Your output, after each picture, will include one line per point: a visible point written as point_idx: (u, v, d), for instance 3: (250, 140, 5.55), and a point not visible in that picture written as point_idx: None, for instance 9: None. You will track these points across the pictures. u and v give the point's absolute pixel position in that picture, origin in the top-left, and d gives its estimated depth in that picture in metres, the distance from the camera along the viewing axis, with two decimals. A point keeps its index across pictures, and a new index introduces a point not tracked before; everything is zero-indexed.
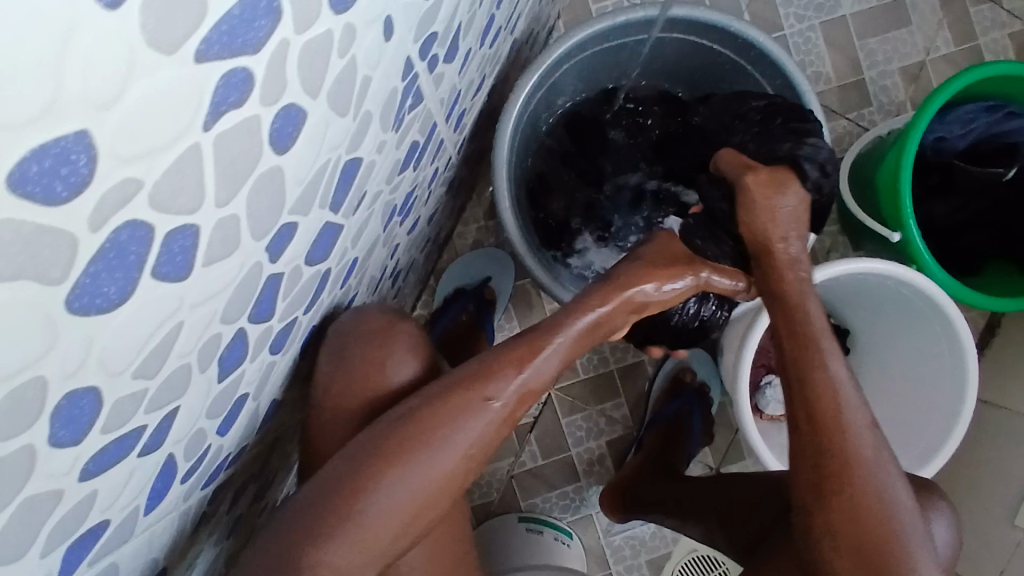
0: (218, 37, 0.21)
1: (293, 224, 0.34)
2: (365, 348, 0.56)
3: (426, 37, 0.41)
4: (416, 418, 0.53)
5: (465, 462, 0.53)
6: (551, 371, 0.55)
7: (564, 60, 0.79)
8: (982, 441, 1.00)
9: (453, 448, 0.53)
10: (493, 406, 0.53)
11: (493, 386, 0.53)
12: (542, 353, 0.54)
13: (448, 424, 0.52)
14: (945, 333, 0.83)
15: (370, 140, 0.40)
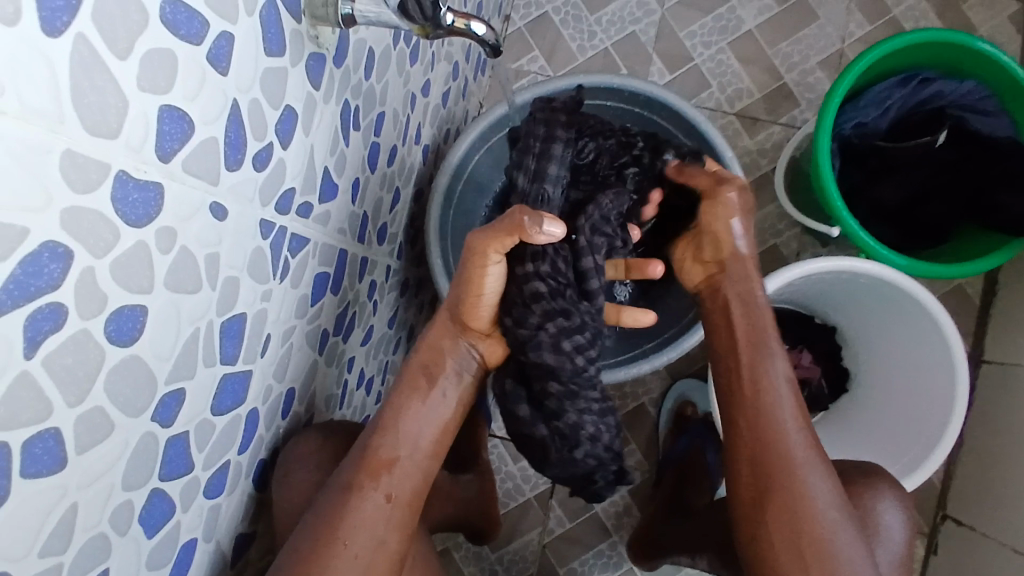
0: (8, 293, 0.27)
1: (179, 390, 0.40)
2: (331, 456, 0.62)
3: (279, 195, 0.47)
4: (331, 513, 0.53)
5: (387, 550, 0.54)
6: (426, 439, 0.58)
7: (473, 151, 0.86)
8: (1003, 402, 0.97)
9: (366, 534, 0.53)
10: (388, 497, 0.55)
11: (386, 481, 0.55)
12: (418, 425, 0.58)
13: (354, 514, 0.53)
14: (918, 308, 0.83)
15: (247, 295, 0.46)
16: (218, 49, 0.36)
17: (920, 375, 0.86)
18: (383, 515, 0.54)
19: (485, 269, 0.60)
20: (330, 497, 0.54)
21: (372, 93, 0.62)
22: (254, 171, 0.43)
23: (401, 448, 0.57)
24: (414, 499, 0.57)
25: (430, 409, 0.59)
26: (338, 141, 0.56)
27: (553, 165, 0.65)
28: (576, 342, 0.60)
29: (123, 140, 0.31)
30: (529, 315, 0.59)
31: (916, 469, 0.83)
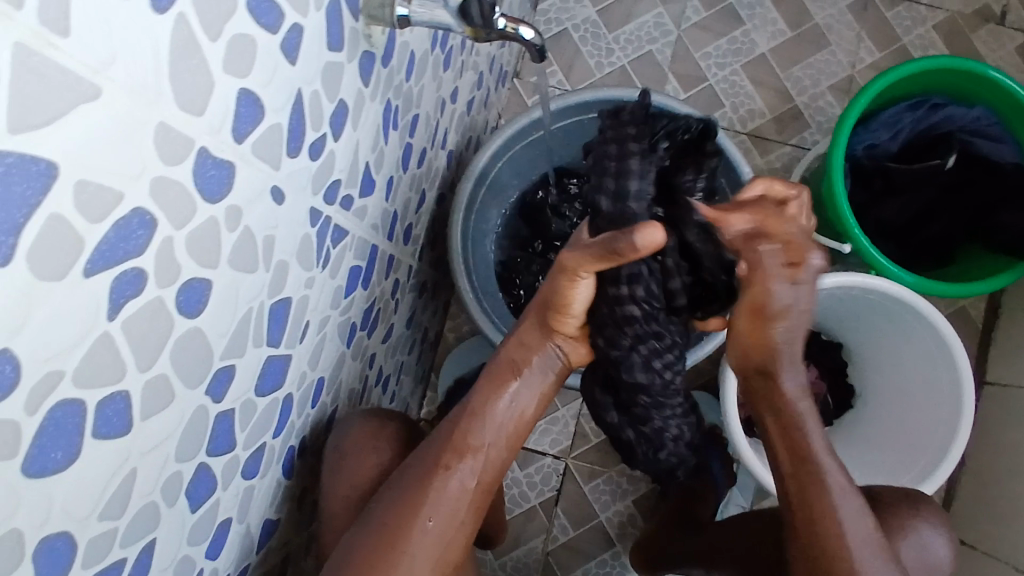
0: (101, 255, 0.28)
1: (230, 366, 0.41)
2: (360, 451, 0.64)
3: (327, 186, 0.49)
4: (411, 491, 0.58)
5: (457, 528, 0.58)
6: (499, 439, 0.60)
7: (498, 157, 0.87)
8: (1005, 422, 0.99)
9: (444, 518, 0.57)
10: (457, 483, 0.58)
11: (457, 468, 0.58)
12: (481, 427, 0.59)
13: (428, 499, 0.57)
14: (926, 328, 0.86)
15: (294, 281, 0.47)
16: (289, 40, 0.38)
17: (925, 394, 0.89)
18: (460, 499, 0.58)
19: (574, 284, 0.57)
20: (417, 473, 0.58)
21: (410, 94, 0.63)
22: (310, 160, 0.45)
23: (486, 436, 0.60)
24: (489, 482, 0.60)
25: (515, 401, 0.61)
26: (379, 139, 0.58)
27: (634, 179, 0.54)
28: (667, 361, 0.59)
29: (205, 119, 0.33)
30: (621, 338, 0.57)
31: (927, 478, 0.84)
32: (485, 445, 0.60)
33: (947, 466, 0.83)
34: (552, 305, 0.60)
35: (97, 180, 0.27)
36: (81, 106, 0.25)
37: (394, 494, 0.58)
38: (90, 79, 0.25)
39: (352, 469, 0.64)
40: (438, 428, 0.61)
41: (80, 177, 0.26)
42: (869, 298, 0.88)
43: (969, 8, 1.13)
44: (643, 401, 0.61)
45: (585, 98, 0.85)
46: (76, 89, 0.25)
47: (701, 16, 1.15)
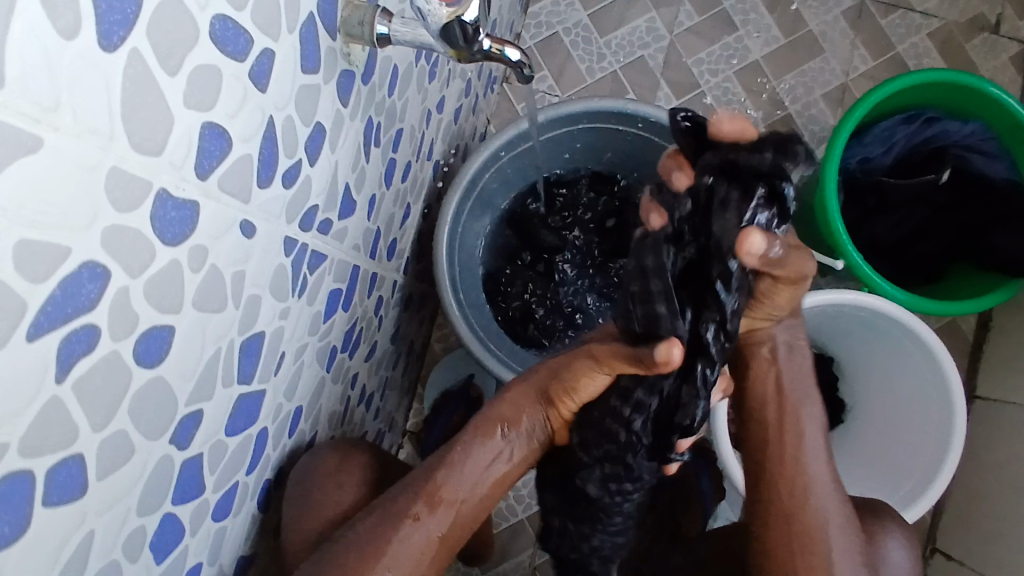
0: (46, 315, 0.25)
1: (197, 411, 0.39)
2: (327, 487, 0.60)
3: (304, 212, 0.47)
4: (376, 526, 0.56)
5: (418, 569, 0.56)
6: (468, 495, 0.58)
7: (487, 169, 0.84)
8: (994, 437, 0.98)
9: (404, 558, 0.55)
10: (421, 524, 0.56)
11: (423, 510, 0.57)
12: (458, 473, 0.58)
13: (391, 535, 0.55)
14: (918, 349, 0.85)
15: (267, 313, 0.45)
16: (260, 65, 0.36)
17: (916, 422, 0.87)
18: (428, 543, 0.56)
19: (592, 375, 0.59)
20: (386, 516, 0.56)
21: (393, 109, 0.61)
22: (284, 188, 0.43)
23: (457, 487, 0.58)
24: (453, 531, 0.58)
25: (498, 458, 0.60)
26: (360, 158, 0.55)
27: (664, 322, 0.49)
28: (620, 487, 0.62)
29: (166, 157, 0.30)
30: (594, 448, 0.61)
31: (917, 500, 0.83)
32: (457, 490, 0.58)
33: (935, 493, 0.82)
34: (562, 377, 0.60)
35: (40, 236, 0.24)
36: (20, 158, 0.23)
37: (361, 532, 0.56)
38: (29, 128, 0.23)
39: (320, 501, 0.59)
40: (420, 468, 0.59)
41: (21, 236, 0.23)
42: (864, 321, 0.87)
43: (963, 18, 1.11)
44: (585, 506, 0.65)
45: (577, 109, 0.82)
46: (13, 141, 0.22)
47: (694, 21, 1.12)
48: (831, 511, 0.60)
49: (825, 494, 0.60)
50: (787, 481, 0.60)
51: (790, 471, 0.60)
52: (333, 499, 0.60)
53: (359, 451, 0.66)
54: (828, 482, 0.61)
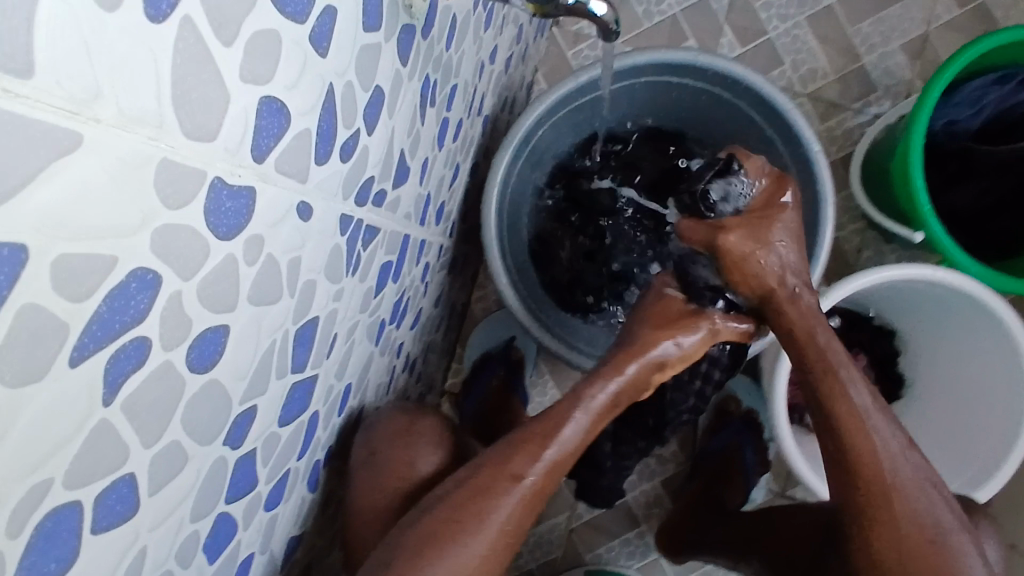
0: (91, 336, 0.22)
1: (251, 408, 0.36)
2: (392, 450, 0.61)
3: (360, 185, 0.43)
4: (462, 492, 0.55)
5: (506, 535, 0.55)
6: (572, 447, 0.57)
7: (541, 123, 0.79)
8: None
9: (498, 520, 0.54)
10: (522, 484, 0.55)
11: (516, 467, 0.56)
12: (556, 432, 0.57)
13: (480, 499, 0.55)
14: (979, 317, 0.80)
15: (322, 299, 0.41)
16: (321, 26, 0.31)
17: (982, 405, 0.83)
18: (529, 498, 0.56)
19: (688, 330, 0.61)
20: (475, 482, 0.56)
21: (450, 64, 0.56)
22: (341, 163, 0.38)
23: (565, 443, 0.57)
24: (546, 484, 0.57)
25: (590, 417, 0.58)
26: (415, 121, 0.51)
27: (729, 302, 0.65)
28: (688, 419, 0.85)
29: (220, 142, 0.26)
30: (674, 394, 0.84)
31: (986, 483, 0.79)
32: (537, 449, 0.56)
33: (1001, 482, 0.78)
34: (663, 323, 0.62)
35: (81, 249, 0.21)
36: (57, 161, 0.19)
37: (447, 504, 0.55)
38: (66, 124, 0.19)
39: (384, 469, 0.60)
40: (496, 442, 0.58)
41: (59, 252, 0.20)
42: (926, 296, 0.84)
43: None
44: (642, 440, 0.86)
45: (642, 59, 0.76)
46: (45, 143, 0.19)
47: None
48: (889, 457, 0.55)
49: (894, 456, 0.55)
50: (833, 438, 0.57)
51: (833, 429, 0.57)
52: (403, 469, 0.62)
53: (422, 416, 0.66)
54: (911, 471, 0.55)
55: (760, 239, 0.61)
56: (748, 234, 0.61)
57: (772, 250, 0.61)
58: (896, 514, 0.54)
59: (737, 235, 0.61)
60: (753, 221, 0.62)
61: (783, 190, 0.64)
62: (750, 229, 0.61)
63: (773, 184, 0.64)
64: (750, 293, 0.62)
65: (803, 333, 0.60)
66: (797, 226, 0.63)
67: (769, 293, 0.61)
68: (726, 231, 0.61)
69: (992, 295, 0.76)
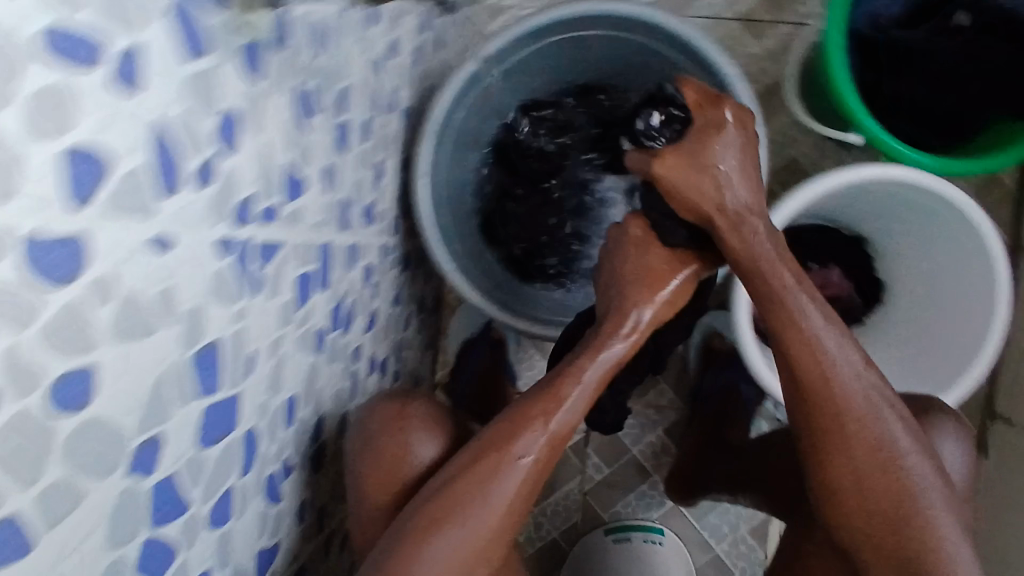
0: None
1: (159, 434, 0.39)
2: (386, 436, 0.67)
3: (235, 207, 0.44)
4: (456, 476, 0.62)
5: (506, 510, 0.62)
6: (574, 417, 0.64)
7: (461, 105, 0.78)
8: None
9: (499, 497, 0.61)
10: (519, 463, 0.62)
11: (517, 446, 0.62)
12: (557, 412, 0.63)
13: (481, 481, 0.61)
14: (943, 210, 0.79)
15: (219, 323, 0.44)
16: (127, 68, 0.33)
17: (955, 305, 0.83)
18: (526, 473, 0.62)
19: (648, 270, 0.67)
20: (469, 466, 0.62)
21: (332, 69, 0.56)
22: (199, 189, 0.40)
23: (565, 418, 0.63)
24: (543, 460, 0.63)
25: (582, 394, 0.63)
26: (298, 132, 0.51)
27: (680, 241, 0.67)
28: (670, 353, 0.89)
29: (22, 202, 0.28)
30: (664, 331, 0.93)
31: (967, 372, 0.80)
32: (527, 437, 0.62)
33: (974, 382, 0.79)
34: (649, 278, 0.67)
35: None
36: None
37: (444, 487, 0.62)
38: None
39: (380, 455, 0.67)
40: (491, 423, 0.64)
41: None
42: (885, 197, 0.82)
43: None
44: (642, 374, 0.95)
45: (539, 22, 0.76)
46: None
47: None
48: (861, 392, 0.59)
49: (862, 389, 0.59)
50: (809, 379, 0.60)
51: (812, 369, 0.60)
52: (401, 453, 0.67)
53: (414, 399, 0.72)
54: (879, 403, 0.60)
55: (695, 163, 0.60)
56: (684, 160, 0.61)
57: (710, 174, 0.60)
58: (867, 443, 0.59)
59: (674, 159, 0.61)
60: (690, 149, 0.61)
61: (722, 108, 0.62)
62: (687, 154, 0.61)
63: (712, 107, 0.62)
64: (693, 218, 0.63)
65: (743, 254, 0.61)
66: (743, 139, 0.62)
67: (708, 218, 0.61)
68: (662, 156, 0.61)
69: (939, 180, 0.75)
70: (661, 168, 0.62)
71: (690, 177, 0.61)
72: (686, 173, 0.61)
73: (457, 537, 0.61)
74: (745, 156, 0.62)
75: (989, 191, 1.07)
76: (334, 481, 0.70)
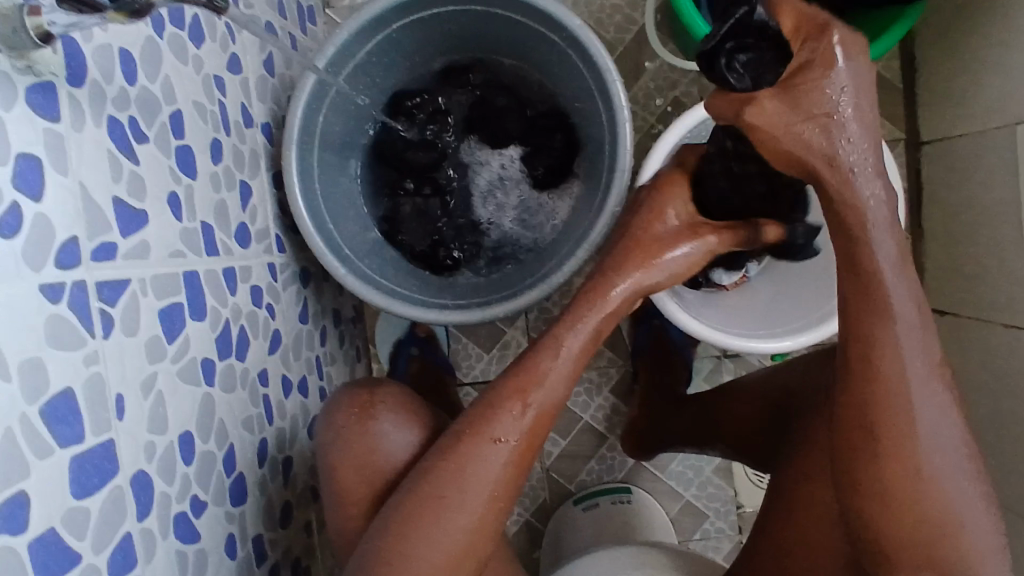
0: None
1: (21, 492, 0.38)
2: (353, 432, 0.66)
3: (57, 250, 0.42)
4: (438, 467, 0.59)
5: (493, 498, 0.60)
6: (560, 392, 0.61)
7: (322, 109, 0.77)
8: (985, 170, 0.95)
9: (483, 483, 0.59)
10: (501, 446, 0.60)
11: (498, 428, 0.60)
12: (539, 389, 0.60)
13: (469, 467, 0.59)
14: None
15: (68, 368, 0.42)
16: None
17: None
18: (513, 458, 0.60)
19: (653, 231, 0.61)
20: (456, 453, 0.59)
21: (150, 95, 0.54)
22: (4, 238, 0.38)
23: (546, 396, 0.61)
24: (530, 442, 0.61)
25: (563, 373, 0.61)
26: (120, 163, 0.50)
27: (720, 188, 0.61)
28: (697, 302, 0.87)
29: None
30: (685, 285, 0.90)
31: None
32: (516, 422, 0.60)
33: None
34: (639, 249, 0.61)
35: None
36: None
37: (427, 471, 0.60)
38: None
39: (351, 450, 0.65)
40: (484, 397, 0.61)
41: None
42: None
43: None
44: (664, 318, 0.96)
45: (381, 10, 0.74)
46: None
47: None
48: (914, 361, 0.53)
49: (915, 358, 0.53)
50: (866, 328, 0.53)
51: (869, 319, 0.53)
52: (373, 446, 0.65)
53: (386, 386, 0.69)
54: (930, 378, 0.54)
55: (801, 111, 0.48)
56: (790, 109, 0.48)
57: (818, 122, 0.49)
58: (909, 412, 0.53)
59: (766, 102, 0.48)
60: (791, 98, 0.48)
61: (829, 36, 0.47)
62: (794, 102, 0.48)
63: (817, 39, 0.47)
64: (789, 169, 0.51)
65: (848, 208, 0.52)
66: (864, 67, 0.49)
67: (812, 169, 0.50)
68: (755, 100, 0.48)
69: None
70: (753, 106, 0.49)
71: (795, 127, 0.49)
72: (784, 122, 0.48)
73: (435, 535, 0.58)
74: (866, 93, 0.49)
75: (874, 91, 1.09)
76: (268, 511, 0.68)
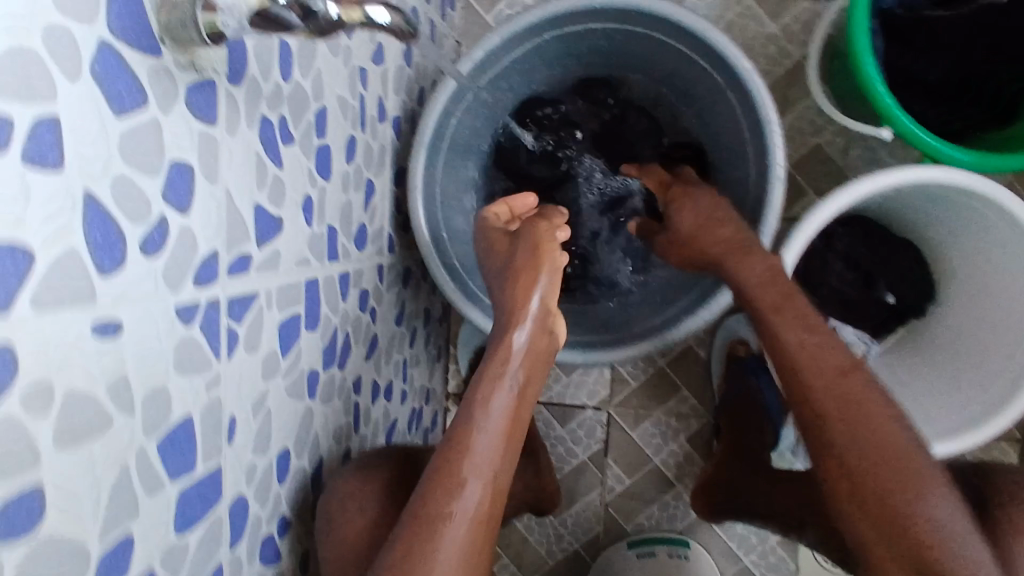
0: None
1: (130, 532, 0.35)
2: (344, 507, 0.57)
3: (196, 266, 0.39)
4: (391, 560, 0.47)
5: None
6: (497, 449, 0.52)
7: (454, 111, 0.72)
8: None
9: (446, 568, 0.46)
10: (456, 519, 0.48)
11: (446, 501, 0.48)
12: (478, 442, 0.51)
13: (425, 551, 0.46)
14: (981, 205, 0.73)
15: (190, 394, 0.39)
16: (40, 141, 0.28)
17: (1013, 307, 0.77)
18: (473, 528, 0.48)
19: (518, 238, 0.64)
20: (406, 537, 0.47)
21: (302, 91, 0.51)
22: (150, 257, 0.35)
23: (485, 446, 0.51)
24: (489, 507, 0.50)
25: (491, 428, 0.52)
26: (266, 168, 0.46)
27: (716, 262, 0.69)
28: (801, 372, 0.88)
29: None
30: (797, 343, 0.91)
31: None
32: (474, 477, 0.50)
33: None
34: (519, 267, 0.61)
35: None
36: None
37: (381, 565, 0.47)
38: None
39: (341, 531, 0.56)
40: (424, 476, 0.51)
41: None
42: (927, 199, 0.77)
43: None
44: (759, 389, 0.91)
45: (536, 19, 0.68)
46: None
47: None
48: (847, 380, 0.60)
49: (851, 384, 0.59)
50: (799, 374, 0.61)
51: (799, 365, 0.61)
52: (353, 527, 0.57)
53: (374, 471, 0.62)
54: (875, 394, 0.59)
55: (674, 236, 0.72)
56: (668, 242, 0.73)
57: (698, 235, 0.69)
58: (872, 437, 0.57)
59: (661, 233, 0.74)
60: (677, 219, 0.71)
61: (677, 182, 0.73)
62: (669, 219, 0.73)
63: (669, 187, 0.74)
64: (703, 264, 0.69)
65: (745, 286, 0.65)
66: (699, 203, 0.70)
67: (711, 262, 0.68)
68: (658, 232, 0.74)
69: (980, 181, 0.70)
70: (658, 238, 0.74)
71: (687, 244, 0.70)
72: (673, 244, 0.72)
73: None
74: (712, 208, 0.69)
75: None
76: None
